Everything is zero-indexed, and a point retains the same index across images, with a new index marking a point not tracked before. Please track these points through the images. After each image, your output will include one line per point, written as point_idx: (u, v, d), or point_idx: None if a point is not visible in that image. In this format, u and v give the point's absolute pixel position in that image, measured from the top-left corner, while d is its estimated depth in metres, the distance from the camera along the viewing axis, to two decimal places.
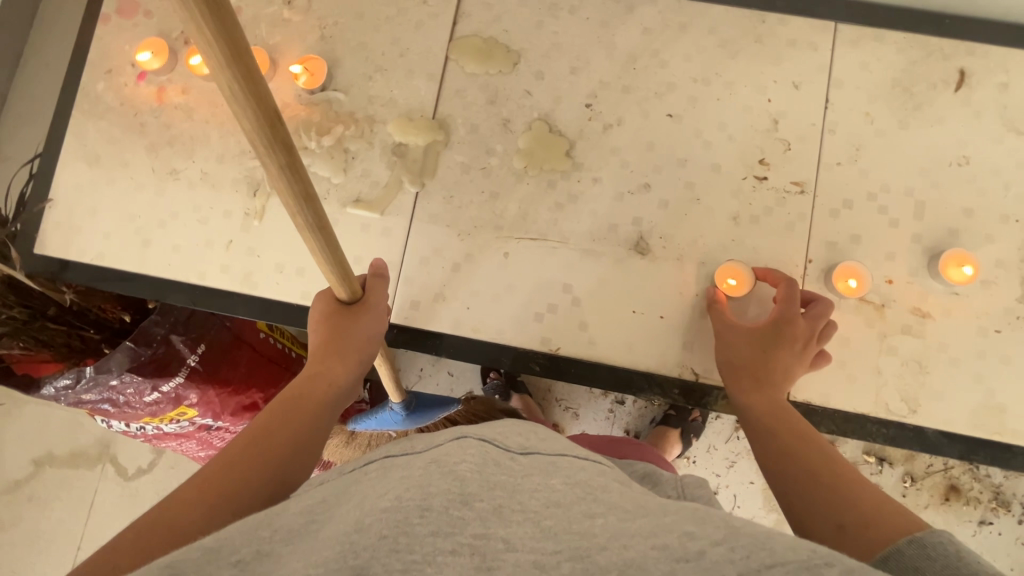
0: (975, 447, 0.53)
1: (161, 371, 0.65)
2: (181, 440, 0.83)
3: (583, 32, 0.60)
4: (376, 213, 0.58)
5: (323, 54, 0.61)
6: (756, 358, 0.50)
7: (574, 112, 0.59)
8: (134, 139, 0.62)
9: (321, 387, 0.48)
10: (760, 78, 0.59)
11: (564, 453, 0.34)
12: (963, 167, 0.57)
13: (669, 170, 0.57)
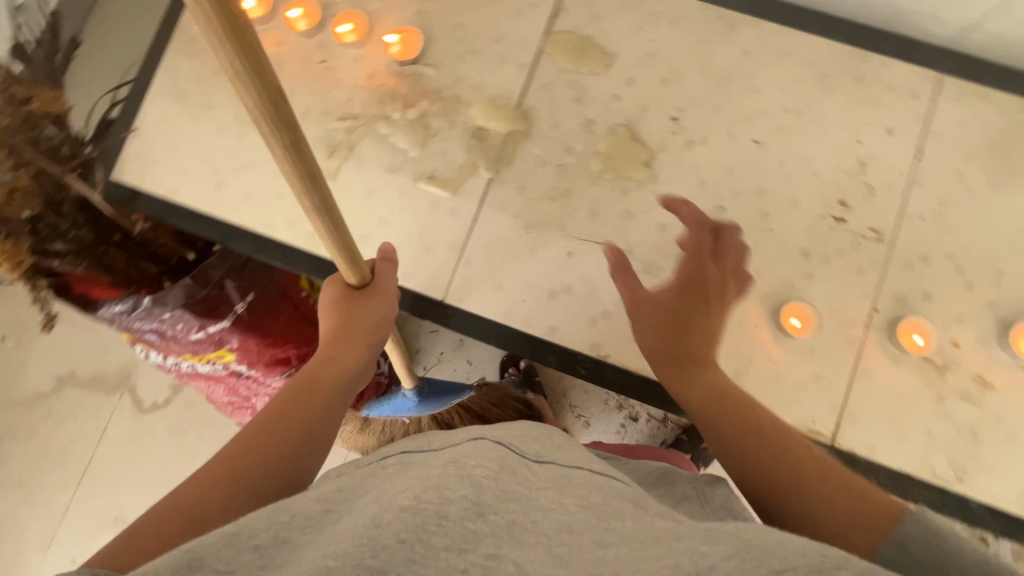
0: (1016, 525, 0.53)
1: (210, 312, 0.67)
2: (210, 382, 0.85)
3: (686, 42, 0.60)
4: (447, 191, 0.58)
5: (417, 24, 0.61)
6: (677, 337, 0.49)
7: (663, 122, 0.59)
8: (227, 86, 0.65)
9: (331, 370, 0.49)
10: (852, 117, 0.59)
11: (576, 466, 0.40)
12: None
13: (749, 196, 0.58)
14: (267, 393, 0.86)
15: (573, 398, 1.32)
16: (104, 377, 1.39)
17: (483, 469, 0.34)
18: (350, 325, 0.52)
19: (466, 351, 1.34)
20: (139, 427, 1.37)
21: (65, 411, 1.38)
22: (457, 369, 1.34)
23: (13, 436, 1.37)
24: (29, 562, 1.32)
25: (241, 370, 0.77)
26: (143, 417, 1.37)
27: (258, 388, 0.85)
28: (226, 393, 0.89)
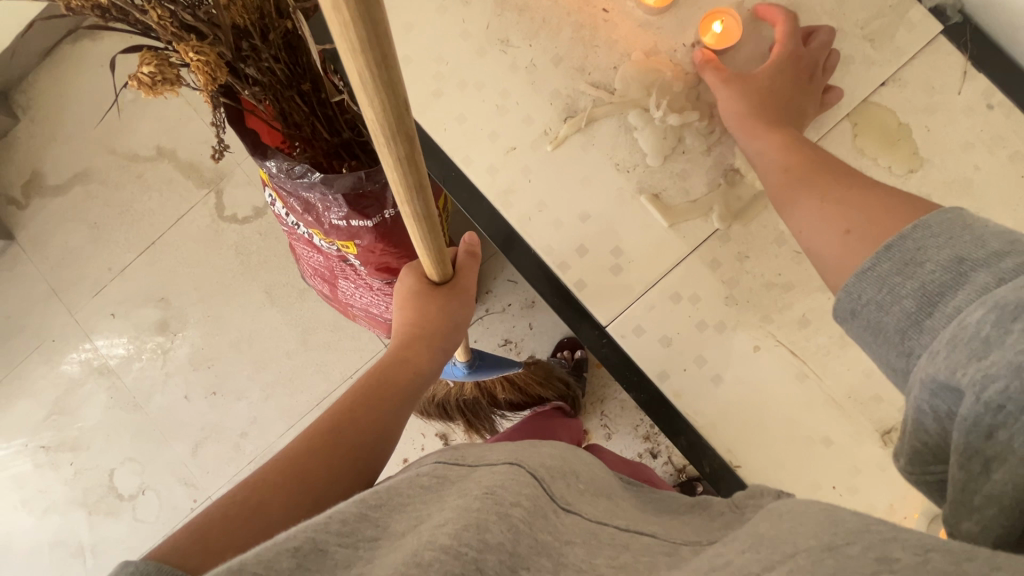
0: None
1: (364, 209, 0.65)
2: (311, 251, 0.83)
3: (909, 186, 0.76)
4: (666, 222, 0.77)
5: (723, 53, 0.79)
6: (798, 219, 0.58)
7: None
8: (549, 30, 0.80)
9: (407, 375, 0.69)
10: None
11: (593, 519, 0.49)
12: None
13: None
14: (357, 282, 0.86)
15: (607, 408, 1.30)
16: (198, 168, 1.39)
17: (520, 510, 0.44)
18: (426, 335, 0.71)
19: (532, 314, 1.32)
20: (212, 230, 1.39)
21: (154, 181, 1.40)
22: (516, 327, 1.31)
23: (103, 180, 1.41)
24: (78, 296, 1.41)
25: (353, 261, 0.76)
26: (220, 223, 1.39)
27: (353, 276, 0.84)
28: (315, 261, 0.88)
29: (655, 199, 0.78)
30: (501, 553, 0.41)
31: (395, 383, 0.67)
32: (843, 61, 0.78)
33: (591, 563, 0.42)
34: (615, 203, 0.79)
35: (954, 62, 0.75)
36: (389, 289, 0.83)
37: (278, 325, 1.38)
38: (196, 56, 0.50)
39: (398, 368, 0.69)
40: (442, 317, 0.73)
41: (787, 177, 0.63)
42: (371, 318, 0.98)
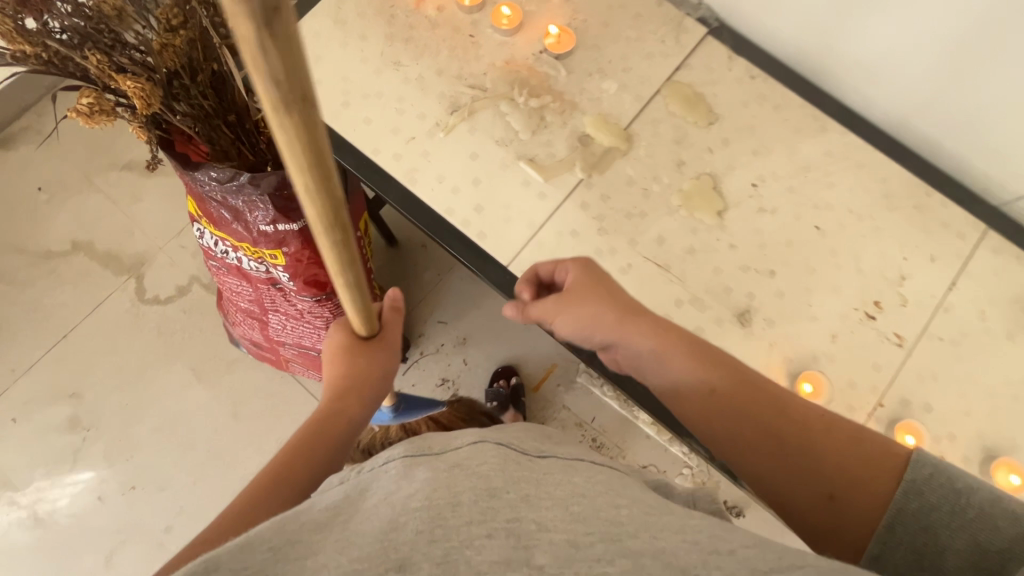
0: None
1: (288, 213, 0.72)
2: (241, 283, 0.88)
3: (723, 130, 0.92)
4: (542, 176, 0.91)
5: (565, 55, 0.97)
6: (771, 475, 0.62)
7: (706, 151, 0.91)
8: (418, 53, 0.97)
9: (343, 418, 0.74)
10: (821, 204, 0.88)
11: (568, 458, 0.51)
12: (924, 366, 0.82)
13: (732, 254, 0.87)
14: (287, 310, 0.90)
15: (550, 429, 1.34)
16: (117, 256, 1.40)
17: (488, 466, 0.46)
18: (360, 384, 0.76)
19: (465, 350, 1.38)
20: (132, 314, 1.37)
21: (68, 275, 1.39)
22: (452, 364, 1.37)
23: (11, 281, 1.38)
24: None
25: (282, 279, 0.82)
26: (140, 305, 1.38)
27: (282, 303, 0.89)
28: (243, 296, 0.92)
29: (531, 162, 0.91)
30: (477, 490, 0.43)
31: (335, 429, 0.72)
32: (650, 50, 0.96)
33: (572, 482, 0.46)
34: (495, 169, 0.92)
35: (730, 42, 0.96)
36: (319, 309, 0.88)
37: (205, 397, 1.33)
38: (131, 80, 0.59)
39: (335, 418, 0.74)
40: (376, 366, 0.78)
41: (721, 425, 0.66)
42: (304, 354, 1.02)
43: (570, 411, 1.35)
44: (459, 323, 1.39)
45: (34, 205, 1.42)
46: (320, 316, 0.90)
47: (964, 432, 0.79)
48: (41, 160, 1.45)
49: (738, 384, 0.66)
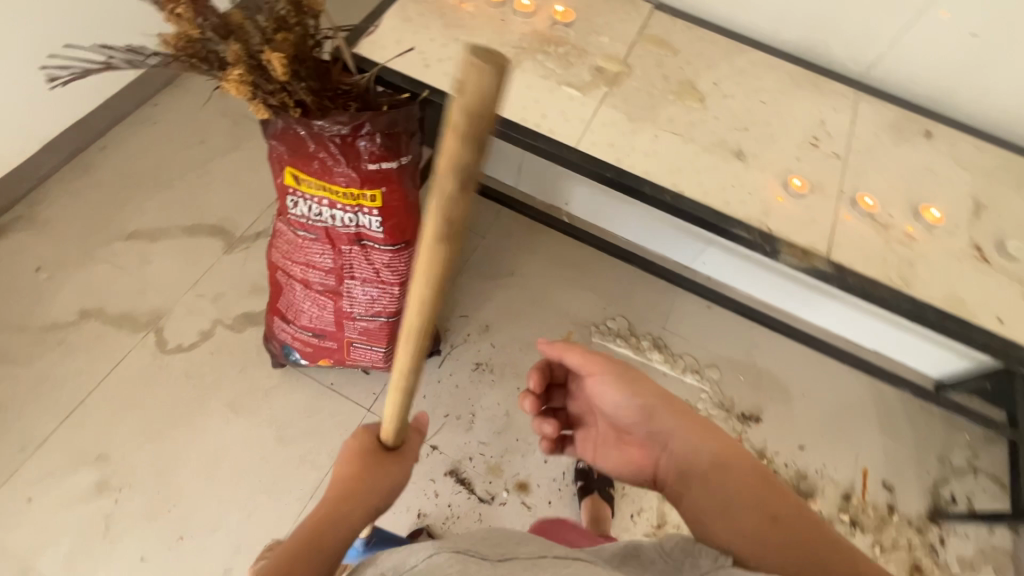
0: (943, 314, 0.80)
1: (390, 154, 0.89)
2: (323, 248, 1.01)
3: (697, 28, 1.04)
4: None
5: None
6: (732, 524, 0.64)
7: (691, 43, 1.02)
8: None
9: (337, 531, 0.63)
10: (796, 71, 1.01)
11: (529, 557, 0.53)
12: (929, 174, 0.93)
13: (746, 114, 0.94)
14: (364, 270, 1.03)
15: None
16: (132, 316, 1.41)
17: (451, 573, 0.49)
18: (355, 505, 0.66)
19: (490, 335, 1.51)
20: (155, 365, 1.36)
21: (79, 343, 1.36)
22: (482, 349, 1.49)
23: (12, 360, 1.33)
24: None
25: (369, 228, 0.97)
26: (163, 356, 1.38)
27: (362, 265, 1.03)
28: (321, 268, 1.04)
29: None
30: None
31: (327, 541, 0.62)
32: None
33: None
34: None
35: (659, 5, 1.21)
36: (395, 261, 1.02)
37: (246, 430, 1.32)
38: (275, 55, 0.73)
39: (323, 534, 0.62)
40: (383, 483, 0.68)
41: (703, 456, 0.73)
42: (375, 322, 1.13)
43: None
44: (480, 314, 1.53)
45: (35, 283, 1.42)
46: (393, 270, 1.04)
47: (980, 221, 0.89)
48: (39, 244, 1.47)
49: (726, 448, 0.73)
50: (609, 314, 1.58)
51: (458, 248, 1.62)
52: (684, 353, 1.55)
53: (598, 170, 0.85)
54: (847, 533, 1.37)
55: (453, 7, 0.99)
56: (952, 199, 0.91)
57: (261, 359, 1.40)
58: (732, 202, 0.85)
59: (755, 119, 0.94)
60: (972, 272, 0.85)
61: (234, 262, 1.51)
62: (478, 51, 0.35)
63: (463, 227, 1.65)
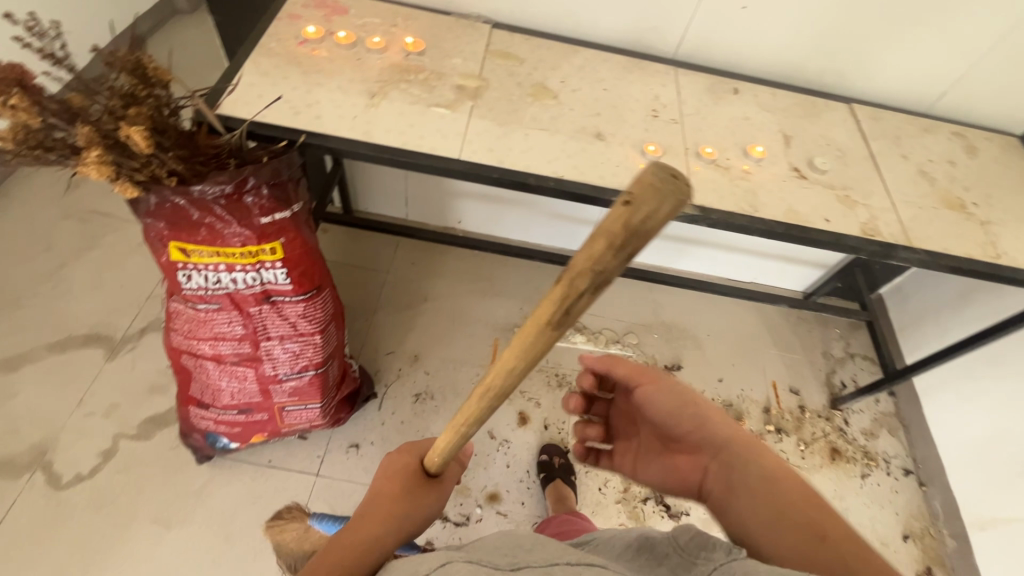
0: (787, 226, 0.98)
1: (279, 204, 0.90)
2: (230, 316, 0.97)
3: (533, 40, 1.17)
4: None
5: None
6: (784, 533, 0.60)
7: (532, 53, 1.14)
8: None
9: (383, 531, 0.69)
10: (622, 62, 1.19)
11: (542, 565, 0.54)
12: (745, 122, 1.13)
13: (595, 103, 1.08)
14: (279, 326, 1.01)
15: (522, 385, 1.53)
16: (7, 462, 1.21)
17: None
18: (396, 518, 0.71)
19: (421, 363, 1.51)
20: (53, 507, 1.18)
21: None
22: (417, 379, 1.48)
23: None
24: None
25: (276, 282, 0.95)
26: (59, 494, 1.20)
27: (276, 322, 1.00)
28: (232, 337, 1.00)
29: None
30: None
31: (371, 539, 0.67)
32: None
33: None
34: None
35: None
36: (309, 309, 1.01)
37: (184, 542, 1.19)
38: (134, 129, 0.70)
39: (364, 533, 0.68)
40: (416, 505, 0.74)
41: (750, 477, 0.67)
42: (304, 378, 1.10)
43: None
44: (406, 346, 1.53)
45: None
46: (310, 318, 1.03)
47: (791, 149, 1.11)
48: None
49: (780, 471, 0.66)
50: (528, 313, 1.66)
51: (366, 289, 1.61)
52: (602, 329, 1.67)
53: (484, 174, 0.93)
54: (777, 440, 1.56)
55: (307, 55, 1.02)
56: (768, 137, 1.12)
57: (183, 460, 1.28)
58: (605, 176, 0.97)
59: (603, 105, 1.08)
60: (798, 188, 1.04)
61: (122, 367, 1.36)
62: (653, 176, 0.38)
63: (364, 268, 1.65)
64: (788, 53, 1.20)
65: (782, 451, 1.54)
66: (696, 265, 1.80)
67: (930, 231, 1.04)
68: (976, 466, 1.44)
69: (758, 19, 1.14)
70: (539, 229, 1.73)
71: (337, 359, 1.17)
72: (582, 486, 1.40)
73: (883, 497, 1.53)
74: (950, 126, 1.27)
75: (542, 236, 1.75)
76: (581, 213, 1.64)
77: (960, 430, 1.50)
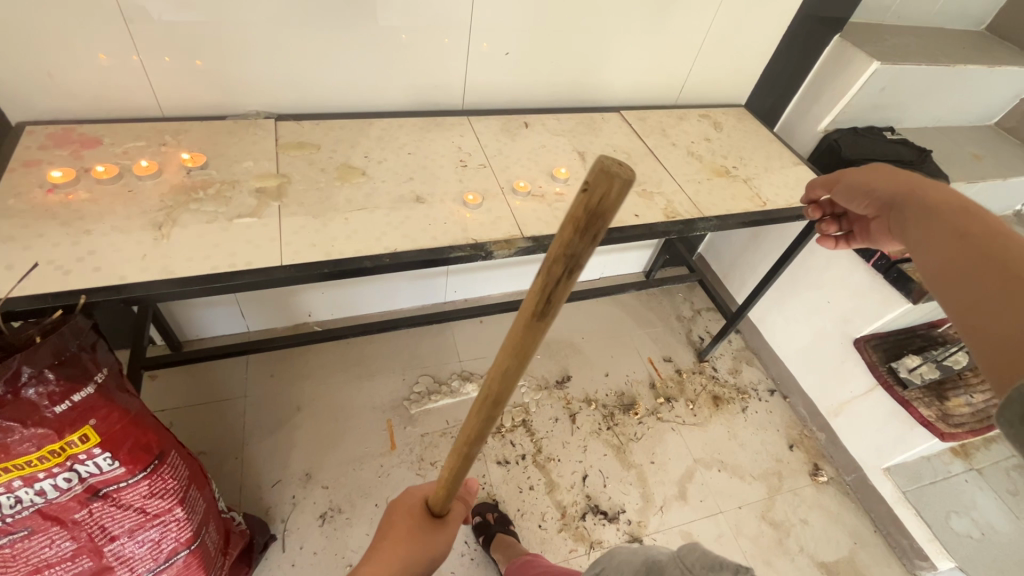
0: (608, 230, 1.09)
1: (76, 384, 0.75)
2: (50, 535, 0.78)
3: (324, 125, 1.16)
4: None
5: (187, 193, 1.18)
6: (987, 296, 0.49)
7: (326, 136, 1.13)
8: None
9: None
10: (418, 123, 1.23)
11: None
12: (543, 149, 1.24)
13: (404, 168, 1.10)
14: (124, 518, 0.83)
15: (430, 456, 1.45)
16: None
17: None
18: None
19: (317, 480, 1.36)
20: None
21: None
22: (317, 498, 1.33)
23: None
24: None
25: (101, 472, 0.78)
26: None
27: (117, 516, 0.82)
28: (61, 558, 0.81)
29: None
30: None
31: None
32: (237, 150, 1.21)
33: None
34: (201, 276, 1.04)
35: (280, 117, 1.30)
36: (156, 484, 0.85)
37: None
38: None
39: None
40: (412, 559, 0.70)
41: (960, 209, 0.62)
42: (176, 562, 0.92)
43: (430, 433, 1.50)
44: (292, 468, 1.37)
45: None
46: (162, 493, 0.86)
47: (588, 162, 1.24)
48: None
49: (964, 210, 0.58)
50: (412, 381, 1.60)
51: (226, 424, 1.42)
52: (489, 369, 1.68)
53: (314, 272, 0.88)
54: (670, 409, 1.71)
55: (61, 202, 0.88)
56: (565, 157, 1.24)
57: None
58: (437, 236, 0.98)
59: (412, 169, 1.10)
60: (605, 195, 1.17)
61: None
62: (602, 164, 0.34)
63: (215, 404, 1.45)
64: (557, 81, 1.35)
65: (677, 417, 1.69)
66: None
67: (713, 199, 1.24)
68: (813, 368, 1.72)
69: (522, 59, 1.27)
70: (393, 294, 1.69)
71: (213, 521, 1.00)
72: (522, 531, 1.37)
73: (764, 421, 1.75)
74: (696, 110, 1.54)
75: (398, 299, 1.71)
76: (429, 268, 1.63)
77: (792, 342, 1.79)
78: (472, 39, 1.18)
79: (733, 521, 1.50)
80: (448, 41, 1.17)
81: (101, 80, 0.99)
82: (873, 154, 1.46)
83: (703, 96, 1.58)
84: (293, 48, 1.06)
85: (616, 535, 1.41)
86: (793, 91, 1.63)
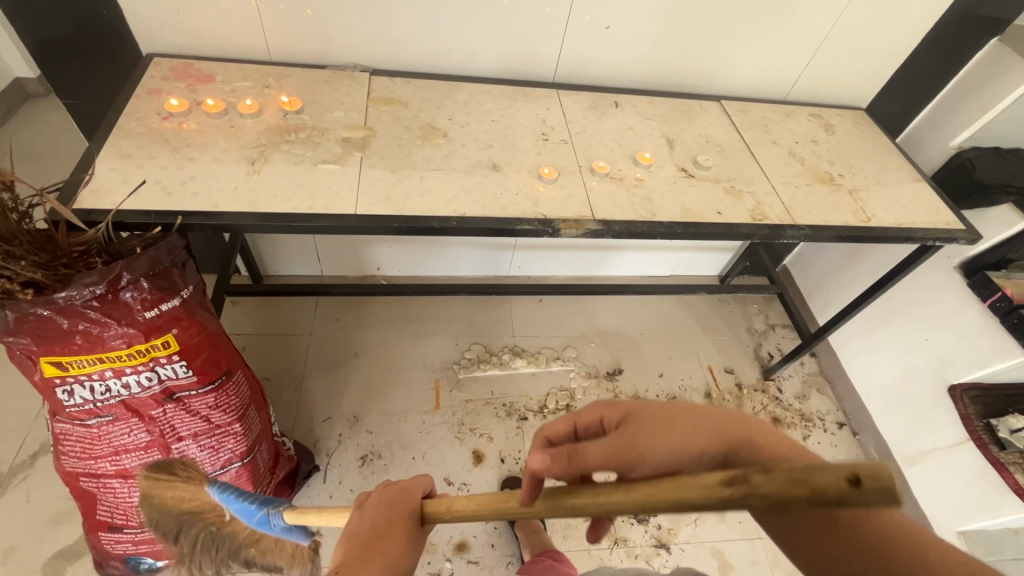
0: (685, 224, 1.03)
1: (164, 295, 0.82)
2: (129, 424, 0.87)
3: (415, 83, 1.18)
4: None
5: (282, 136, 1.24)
6: None
7: (416, 95, 1.14)
8: None
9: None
10: (506, 92, 1.21)
11: None
12: (630, 132, 1.19)
13: (485, 135, 1.09)
14: (190, 423, 0.92)
15: (470, 423, 1.48)
16: None
17: None
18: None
19: (362, 424, 1.43)
20: None
21: None
22: (360, 442, 1.40)
23: None
24: None
25: (176, 378, 0.86)
26: None
27: (185, 420, 0.91)
28: (136, 446, 0.90)
29: None
30: None
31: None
32: None
33: None
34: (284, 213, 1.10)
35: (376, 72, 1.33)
36: (221, 398, 0.93)
37: None
38: None
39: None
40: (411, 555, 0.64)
41: None
42: (230, 472, 1.01)
43: (474, 400, 1.52)
44: (342, 409, 1.45)
45: None
46: (224, 408, 0.94)
47: (676, 150, 1.17)
48: None
49: None
50: (463, 348, 1.63)
51: (290, 357, 1.52)
52: (541, 349, 1.67)
53: (384, 225, 0.90)
54: None
55: (174, 129, 0.96)
56: (652, 143, 1.18)
57: None
58: (507, 206, 0.97)
59: (493, 136, 1.09)
60: (688, 187, 1.10)
61: (13, 503, 1.19)
62: (888, 482, 0.35)
63: (284, 337, 1.56)
64: (657, 62, 1.28)
65: None
66: (619, 269, 1.86)
67: (808, 207, 1.14)
68: (894, 409, 1.56)
69: (625, 37, 1.21)
70: (459, 261, 1.72)
71: (265, 442, 1.08)
72: None
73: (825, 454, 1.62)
74: (807, 109, 1.41)
75: (464, 267, 1.74)
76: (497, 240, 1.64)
77: (874, 377, 1.63)
78: (574, 9, 1.14)
79: (771, 550, 1.42)
80: (550, 10, 1.13)
81: (222, 20, 1.05)
82: (1014, 179, 1.28)
83: (819, 95, 1.44)
84: (397, 4, 1.07)
85: (643, 537, 1.38)
86: (927, 100, 1.45)
